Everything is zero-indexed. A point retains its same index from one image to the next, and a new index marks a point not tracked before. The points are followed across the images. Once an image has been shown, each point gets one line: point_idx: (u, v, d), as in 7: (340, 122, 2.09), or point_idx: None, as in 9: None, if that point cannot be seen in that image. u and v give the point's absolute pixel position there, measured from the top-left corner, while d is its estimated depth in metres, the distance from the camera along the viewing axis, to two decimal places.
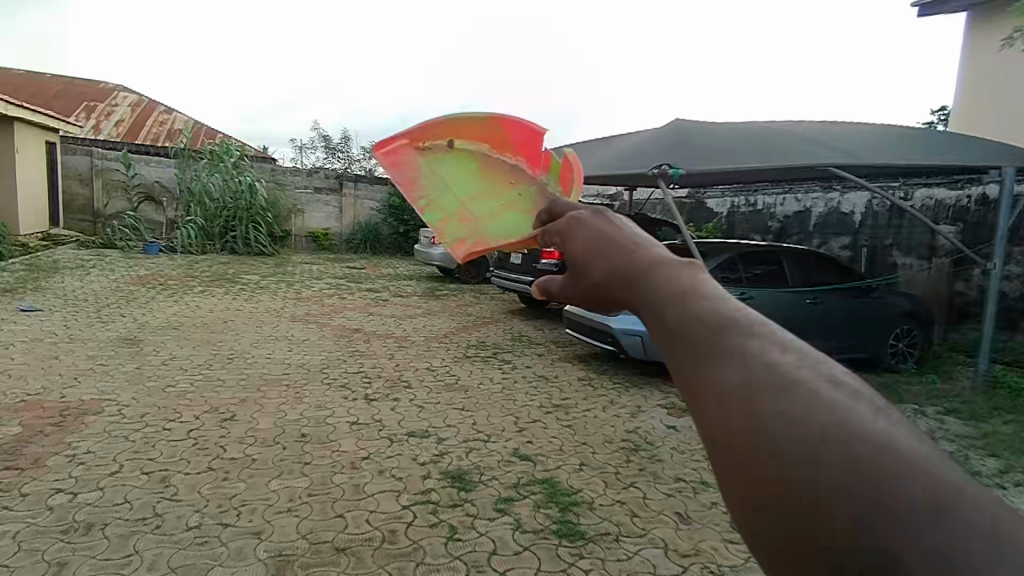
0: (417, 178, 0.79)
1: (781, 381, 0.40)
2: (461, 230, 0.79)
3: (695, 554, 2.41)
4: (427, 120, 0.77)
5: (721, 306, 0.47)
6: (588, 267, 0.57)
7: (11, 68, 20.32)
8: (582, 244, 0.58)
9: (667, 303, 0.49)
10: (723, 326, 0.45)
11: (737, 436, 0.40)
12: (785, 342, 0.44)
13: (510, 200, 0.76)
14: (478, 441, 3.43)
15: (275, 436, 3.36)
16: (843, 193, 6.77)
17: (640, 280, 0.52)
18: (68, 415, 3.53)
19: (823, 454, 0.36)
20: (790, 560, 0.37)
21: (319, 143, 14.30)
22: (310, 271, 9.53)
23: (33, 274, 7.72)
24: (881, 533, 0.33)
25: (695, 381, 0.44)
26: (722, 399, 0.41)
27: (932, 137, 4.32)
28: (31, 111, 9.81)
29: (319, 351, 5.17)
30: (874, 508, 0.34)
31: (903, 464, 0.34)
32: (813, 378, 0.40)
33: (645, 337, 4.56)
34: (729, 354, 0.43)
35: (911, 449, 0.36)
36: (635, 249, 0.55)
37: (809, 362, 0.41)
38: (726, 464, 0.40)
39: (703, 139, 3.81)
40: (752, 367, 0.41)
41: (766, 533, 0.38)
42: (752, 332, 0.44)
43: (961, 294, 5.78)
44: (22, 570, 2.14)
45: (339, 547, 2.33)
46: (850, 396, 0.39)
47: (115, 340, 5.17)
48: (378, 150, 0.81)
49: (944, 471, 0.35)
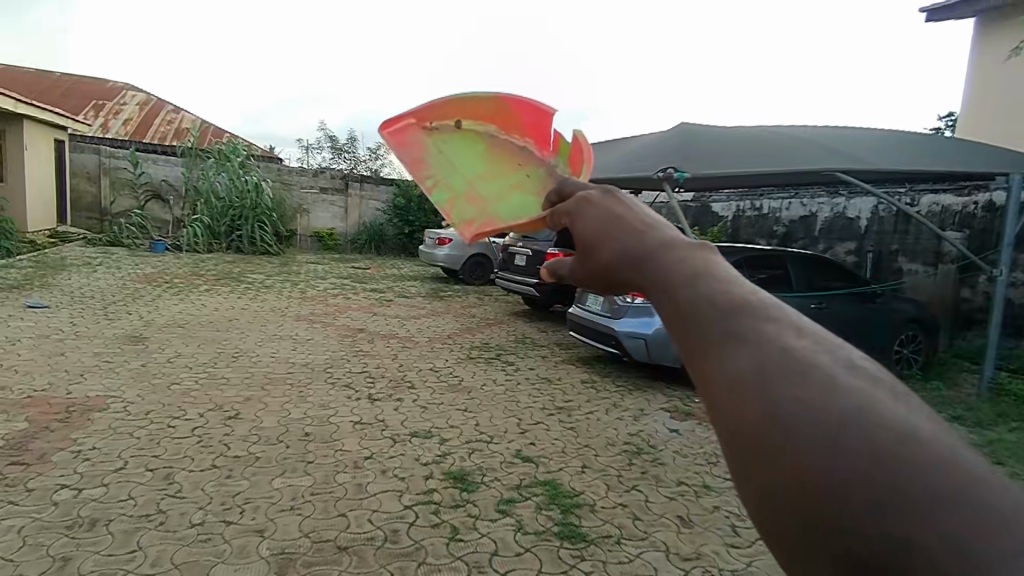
0: (423, 157, 0.80)
1: (797, 366, 0.39)
2: (468, 211, 0.79)
3: (696, 558, 2.41)
4: (434, 101, 0.79)
5: (734, 290, 0.47)
6: (595, 251, 0.56)
7: (21, 67, 20.46)
8: (591, 227, 0.57)
9: (677, 284, 0.49)
10: (734, 311, 0.45)
11: (748, 425, 0.39)
12: (798, 327, 0.44)
13: (518, 180, 0.74)
14: (480, 441, 3.43)
15: (279, 435, 3.37)
16: (849, 198, 6.76)
17: (647, 260, 0.52)
18: (73, 411, 3.55)
19: (841, 438, 0.36)
20: (797, 548, 0.37)
21: (325, 144, 14.36)
22: (314, 271, 9.56)
23: (39, 271, 7.77)
24: (899, 520, 0.34)
25: (705, 364, 0.44)
26: (733, 385, 0.41)
27: (938, 143, 4.30)
28: (41, 109, 9.88)
29: (323, 351, 5.19)
30: (894, 496, 0.34)
31: (922, 451, 0.35)
32: (828, 363, 0.40)
33: (649, 340, 4.56)
34: (744, 340, 0.43)
35: (929, 437, 0.36)
36: (646, 230, 0.55)
37: (825, 348, 0.41)
38: (734, 447, 0.40)
39: (709, 142, 3.81)
40: (767, 352, 0.41)
41: (773, 521, 0.38)
42: (766, 317, 0.44)
43: (967, 300, 5.75)
44: (27, 564, 2.15)
45: (342, 546, 2.34)
46: (868, 382, 0.39)
47: (121, 338, 5.20)
48: (385, 131, 0.83)
49: (964, 462, 0.36)
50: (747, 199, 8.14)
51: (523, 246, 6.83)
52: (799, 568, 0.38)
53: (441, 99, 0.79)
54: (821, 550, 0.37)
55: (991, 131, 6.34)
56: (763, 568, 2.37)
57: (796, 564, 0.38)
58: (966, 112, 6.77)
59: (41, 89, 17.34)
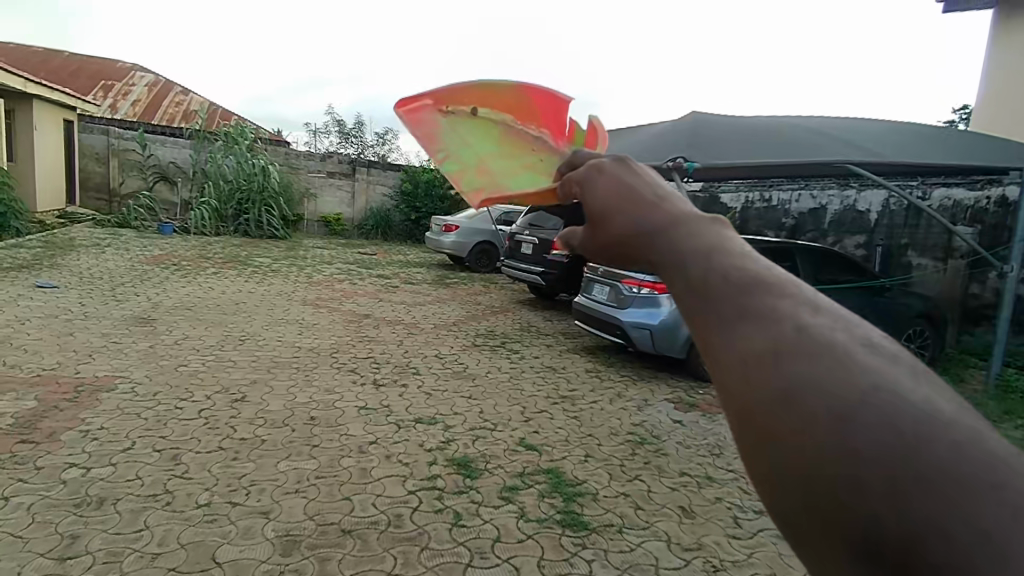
0: (436, 135, 0.79)
1: (811, 345, 0.39)
2: (478, 181, 0.76)
3: (697, 548, 2.42)
4: (454, 84, 0.79)
5: (750, 267, 0.47)
6: (606, 219, 0.56)
7: (31, 48, 20.66)
8: (602, 196, 0.57)
9: (689, 259, 0.49)
10: (752, 289, 0.44)
11: (762, 405, 0.39)
12: (814, 303, 0.43)
13: (529, 162, 0.73)
14: (484, 429, 3.45)
15: (285, 418, 3.40)
16: (860, 191, 6.75)
17: (660, 234, 0.51)
18: (83, 391, 3.59)
19: (860, 416, 0.36)
20: (810, 531, 0.37)
21: (333, 128, 14.45)
22: (321, 256, 9.60)
23: (48, 251, 7.82)
24: (921, 504, 0.34)
25: (710, 342, 0.45)
26: (746, 363, 0.41)
27: (950, 134, 4.21)
28: (50, 90, 9.88)
29: (329, 335, 5.23)
30: (920, 477, 0.34)
31: (940, 430, 0.35)
32: (845, 341, 0.40)
33: (655, 330, 4.55)
34: (756, 317, 0.43)
35: (954, 419, 0.36)
36: (659, 201, 0.54)
37: (841, 325, 0.41)
38: (747, 430, 0.40)
39: (719, 135, 3.73)
40: (783, 330, 0.41)
41: (782, 501, 0.38)
42: (783, 294, 0.44)
43: (975, 296, 5.69)
44: (36, 541, 2.19)
45: (346, 529, 2.37)
46: (886, 362, 0.39)
47: (129, 319, 5.25)
48: (401, 109, 0.83)
49: (988, 445, 0.35)
50: (757, 190, 8.05)
51: (530, 235, 6.85)
52: (809, 555, 0.38)
53: (462, 84, 0.80)
54: (835, 535, 0.36)
55: (1001, 125, 6.29)
56: (764, 560, 2.38)
57: (810, 553, 0.38)
58: (978, 107, 6.72)
59: (49, 69, 17.28)
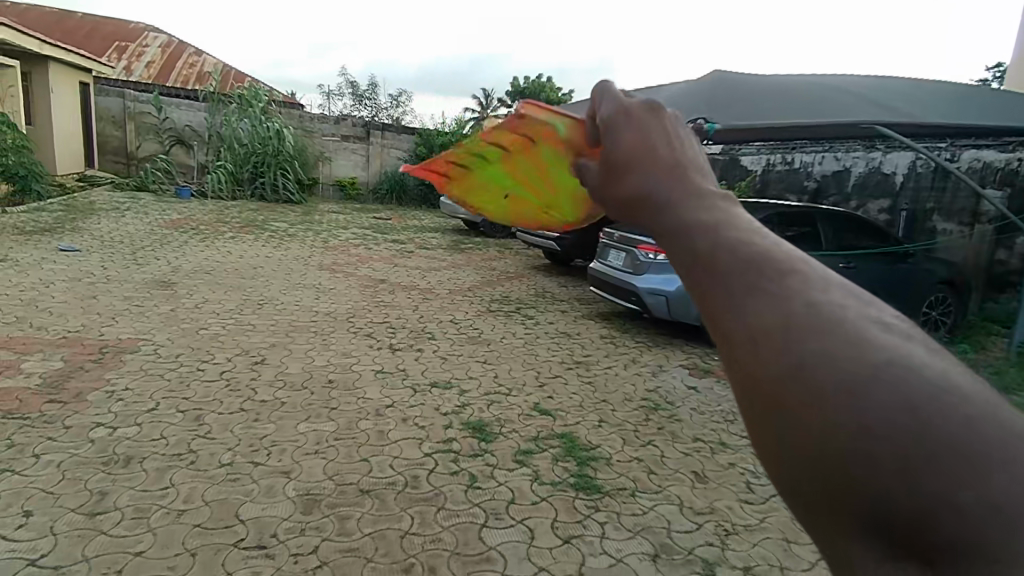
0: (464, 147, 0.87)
1: (822, 319, 0.38)
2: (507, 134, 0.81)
3: (709, 512, 2.45)
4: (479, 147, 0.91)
5: (758, 241, 0.45)
6: (621, 176, 0.55)
7: (45, 9, 20.56)
8: (619, 153, 0.55)
9: (698, 229, 0.47)
10: (761, 264, 0.43)
11: (770, 380, 0.38)
12: (826, 277, 0.42)
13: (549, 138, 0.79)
14: (499, 393, 3.49)
15: (303, 381, 3.47)
16: (886, 153, 6.55)
17: (673, 197, 0.50)
18: (107, 352, 3.68)
19: (871, 392, 0.35)
20: (818, 503, 0.37)
21: (347, 90, 14.28)
22: (336, 220, 9.62)
23: (69, 214, 7.92)
24: (932, 479, 0.33)
25: (718, 315, 0.43)
26: (755, 337, 0.40)
27: (983, 93, 4.04)
28: (65, 51, 9.85)
29: (346, 300, 5.27)
30: (935, 455, 0.33)
31: (954, 406, 0.34)
32: (857, 317, 0.38)
33: (671, 297, 4.52)
34: (768, 290, 0.41)
35: (968, 392, 0.35)
36: (676, 160, 0.52)
37: (853, 300, 0.40)
38: (755, 401, 0.39)
39: (739, 95, 3.61)
40: (792, 305, 0.39)
41: (791, 474, 0.38)
42: (797, 267, 0.42)
43: (1001, 263, 5.56)
44: (67, 497, 2.28)
45: (364, 490, 2.43)
46: (900, 339, 0.37)
47: (150, 282, 5.33)
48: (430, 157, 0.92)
49: (1001, 417, 0.35)
50: (778, 153, 7.87)
51: None
52: (815, 524, 0.38)
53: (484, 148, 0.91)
54: (843, 509, 0.36)
55: None
56: (776, 525, 2.41)
57: (815, 521, 0.38)
58: (1015, 63, 6.42)
59: (63, 30, 17.19)
